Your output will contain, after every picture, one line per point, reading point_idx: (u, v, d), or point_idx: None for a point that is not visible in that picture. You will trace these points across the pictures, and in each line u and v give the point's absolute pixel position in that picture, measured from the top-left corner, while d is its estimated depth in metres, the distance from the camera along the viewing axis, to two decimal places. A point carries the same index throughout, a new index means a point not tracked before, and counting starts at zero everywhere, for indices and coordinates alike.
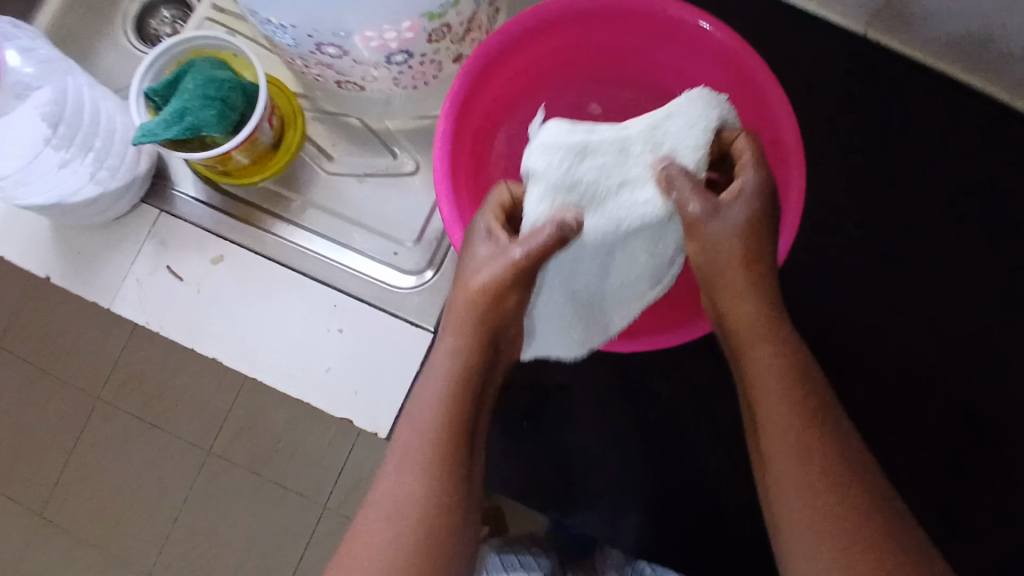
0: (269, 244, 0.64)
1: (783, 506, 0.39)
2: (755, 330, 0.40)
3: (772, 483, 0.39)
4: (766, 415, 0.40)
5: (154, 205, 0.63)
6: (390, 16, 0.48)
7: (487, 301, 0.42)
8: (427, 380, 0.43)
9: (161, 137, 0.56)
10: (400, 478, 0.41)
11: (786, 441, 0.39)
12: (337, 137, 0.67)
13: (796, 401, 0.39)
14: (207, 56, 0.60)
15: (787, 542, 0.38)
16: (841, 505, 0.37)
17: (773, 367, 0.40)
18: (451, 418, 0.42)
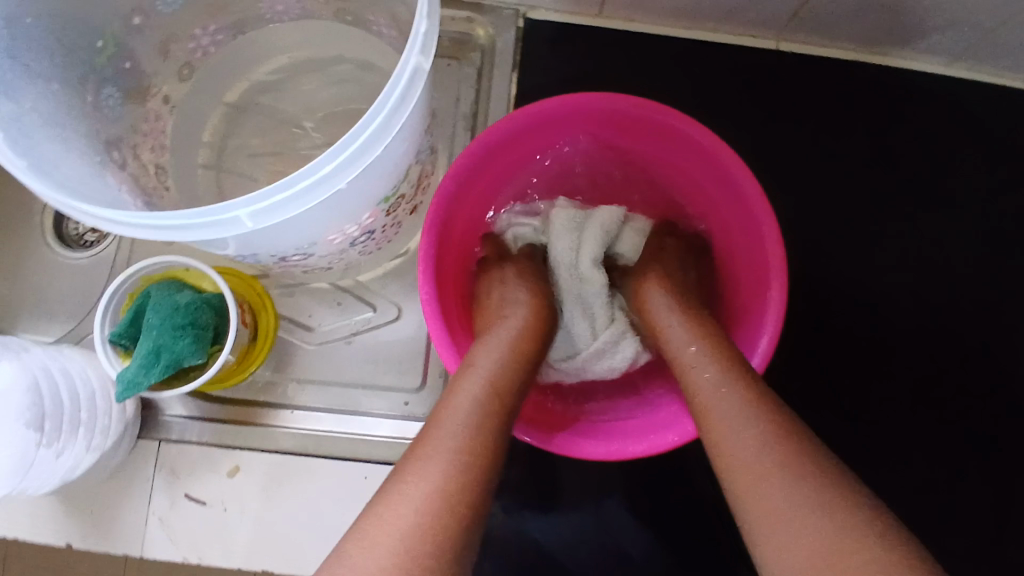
0: (280, 437, 0.62)
1: (753, 490, 0.41)
2: (695, 351, 0.50)
3: (720, 447, 0.44)
4: (703, 387, 0.47)
5: (151, 436, 0.62)
6: (350, 219, 0.47)
7: (520, 339, 0.52)
8: (465, 377, 0.47)
9: (145, 384, 0.55)
10: (441, 450, 0.42)
11: (725, 406, 0.45)
12: (310, 306, 0.65)
13: (727, 373, 0.47)
14: (161, 280, 0.58)
15: (758, 523, 0.40)
16: (801, 469, 0.40)
17: (712, 371, 0.47)
18: (495, 404, 0.46)
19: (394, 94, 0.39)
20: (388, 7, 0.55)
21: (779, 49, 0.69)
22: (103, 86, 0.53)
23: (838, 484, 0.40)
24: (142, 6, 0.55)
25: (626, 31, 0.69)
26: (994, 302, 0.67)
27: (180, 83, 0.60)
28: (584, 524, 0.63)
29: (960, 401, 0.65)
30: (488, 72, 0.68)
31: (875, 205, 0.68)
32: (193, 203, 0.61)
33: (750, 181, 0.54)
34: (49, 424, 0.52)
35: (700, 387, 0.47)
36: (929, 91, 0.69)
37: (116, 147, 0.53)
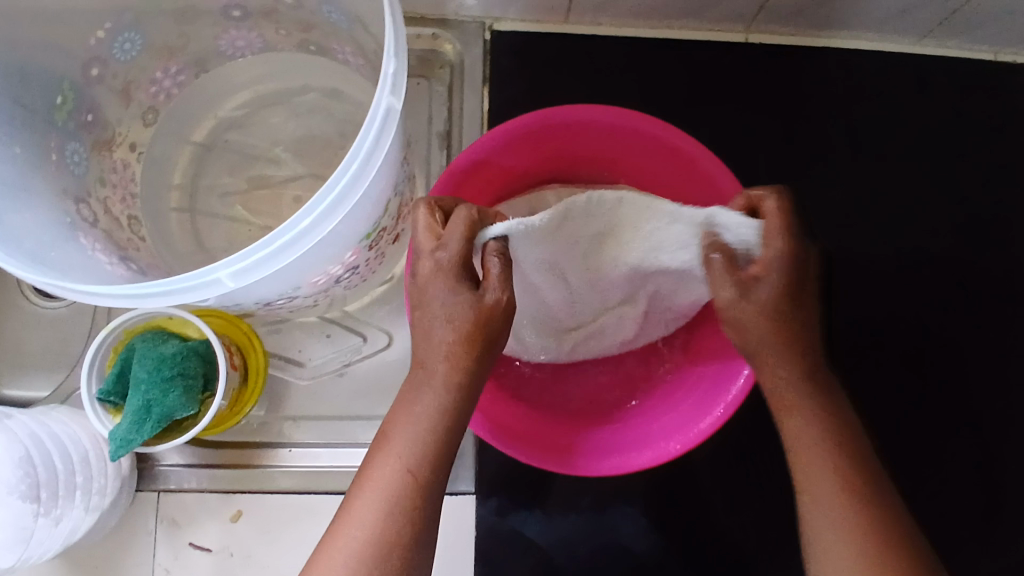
0: (281, 478, 0.62)
1: (828, 543, 0.44)
2: (793, 377, 0.47)
3: (802, 490, 0.46)
4: (795, 427, 0.47)
5: (148, 488, 0.61)
6: (334, 260, 0.47)
7: (454, 321, 0.45)
8: (408, 409, 0.46)
9: (138, 441, 0.54)
10: (391, 469, 0.44)
11: (813, 455, 0.46)
12: (298, 341, 0.64)
13: (819, 417, 0.47)
14: (145, 331, 0.57)
15: (828, 569, 0.44)
16: (875, 536, 0.44)
17: (812, 420, 0.47)
18: (424, 448, 0.45)
19: (369, 138, 0.38)
20: (351, 35, 0.54)
21: (748, 41, 0.69)
22: (68, 143, 0.52)
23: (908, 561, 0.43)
24: (97, 56, 0.54)
25: (594, 36, 0.68)
26: (979, 275, 0.68)
27: (145, 127, 0.59)
28: (594, 537, 0.62)
29: (953, 378, 0.66)
30: (459, 88, 0.67)
31: (856, 189, 0.68)
32: (169, 249, 0.60)
33: (733, 183, 0.55)
34: (44, 493, 0.51)
35: (797, 422, 0.47)
36: (898, 70, 0.70)
37: (84, 204, 0.52)
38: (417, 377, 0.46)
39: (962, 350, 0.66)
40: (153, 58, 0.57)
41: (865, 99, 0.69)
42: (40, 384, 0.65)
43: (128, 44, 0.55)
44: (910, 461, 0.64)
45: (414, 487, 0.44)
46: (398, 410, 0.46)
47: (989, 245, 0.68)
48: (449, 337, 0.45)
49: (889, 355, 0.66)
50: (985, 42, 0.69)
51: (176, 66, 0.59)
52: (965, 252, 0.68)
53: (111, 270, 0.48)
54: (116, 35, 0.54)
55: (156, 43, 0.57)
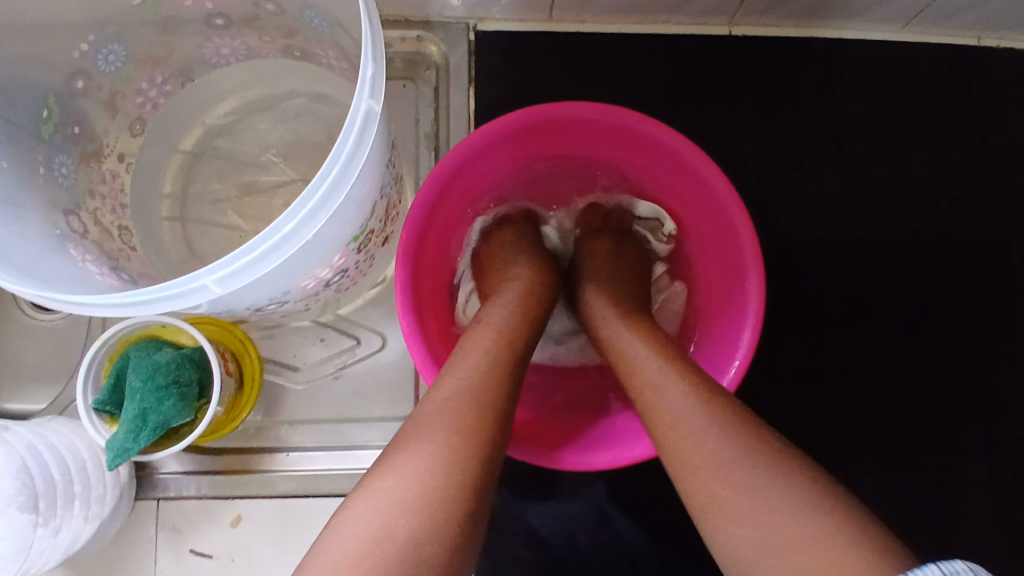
0: (279, 482, 0.62)
1: (708, 481, 0.40)
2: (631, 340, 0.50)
3: (670, 442, 0.43)
4: (646, 385, 0.46)
5: (148, 496, 0.61)
6: (321, 264, 0.47)
7: (518, 303, 0.51)
8: (455, 366, 0.45)
9: (135, 450, 0.54)
10: (440, 409, 0.42)
11: (668, 403, 0.44)
12: (293, 346, 0.64)
13: (674, 368, 0.46)
14: (139, 340, 0.57)
15: (726, 515, 0.39)
16: (741, 453, 0.40)
17: (650, 356, 0.48)
18: (480, 390, 0.43)
19: (348, 143, 0.38)
20: (333, 39, 0.54)
21: (732, 33, 0.69)
22: (55, 155, 0.53)
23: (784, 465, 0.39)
24: (81, 69, 0.54)
25: (578, 32, 0.68)
26: (965, 260, 0.68)
27: (133, 137, 0.59)
28: (592, 532, 0.62)
29: (943, 362, 0.66)
30: (445, 89, 0.68)
31: (844, 178, 0.68)
32: (160, 257, 0.60)
33: (718, 176, 0.55)
34: (43, 503, 0.51)
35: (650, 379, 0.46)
36: (882, 58, 0.70)
37: (74, 216, 0.52)
38: (470, 341, 0.47)
39: (951, 335, 0.67)
40: (138, 69, 0.58)
41: (851, 88, 0.69)
42: (38, 395, 0.66)
43: (112, 56, 0.55)
44: (901, 445, 0.65)
45: (471, 425, 0.41)
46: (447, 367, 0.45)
47: (977, 229, 0.69)
48: (510, 312, 0.50)
49: (879, 342, 0.66)
50: (969, 26, 0.69)
51: (161, 76, 0.59)
52: (952, 237, 0.68)
53: (101, 281, 0.49)
54: (99, 48, 0.54)
55: (140, 53, 0.57)
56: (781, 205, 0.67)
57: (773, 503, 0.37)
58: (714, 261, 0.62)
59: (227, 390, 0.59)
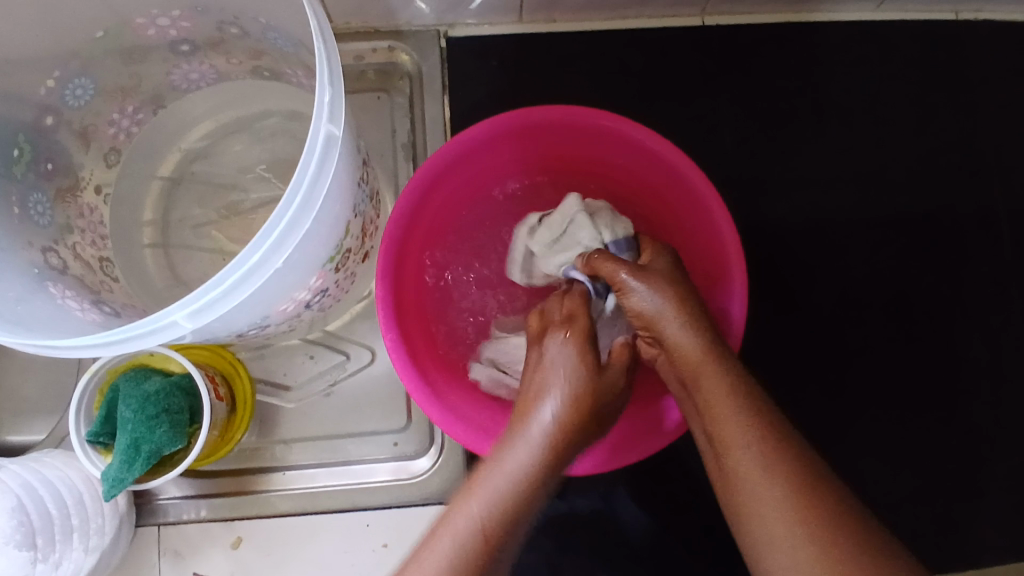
0: (277, 501, 0.62)
1: (764, 520, 0.43)
2: (700, 368, 0.48)
3: (742, 493, 0.44)
4: (720, 423, 0.46)
5: (149, 523, 0.62)
6: (299, 287, 0.47)
7: (576, 374, 0.48)
8: (518, 433, 0.46)
9: (131, 478, 0.54)
10: (470, 515, 0.44)
11: (749, 457, 0.44)
12: (284, 365, 0.65)
13: (748, 419, 0.45)
14: (128, 370, 0.58)
15: (755, 508, 0.43)
16: (822, 523, 0.41)
17: (726, 401, 0.46)
18: (522, 489, 0.44)
19: (309, 169, 0.38)
20: (299, 59, 0.54)
21: (705, 23, 0.68)
22: (29, 194, 0.53)
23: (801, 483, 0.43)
24: (50, 106, 0.54)
25: (550, 32, 0.68)
26: (951, 235, 0.68)
27: (109, 168, 0.60)
28: (592, 535, 0.62)
29: (934, 343, 0.66)
30: (419, 98, 0.67)
31: (824, 162, 0.68)
32: (144, 285, 0.60)
33: (692, 168, 0.55)
34: (41, 539, 0.52)
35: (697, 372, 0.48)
36: (858, 38, 0.69)
37: (52, 252, 0.53)
38: (529, 405, 0.48)
39: (940, 315, 0.67)
40: (107, 101, 0.58)
41: (828, 71, 0.69)
42: (37, 426, 0.66)
43: (80, 89, 0.56)
44: (898, 430, 0.65)
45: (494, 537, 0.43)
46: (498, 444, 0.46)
47: (962, 207, 0.68)
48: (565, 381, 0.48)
49: (869, 326, 0.66)
50: (945, 1, 0.69)
51: (132, 106, 0.59)
52: (939, 215, 0.68)
53: (80, 316, 0.49)
54: (66, 83, 0.55)
55: (108, 85, 0.57)
56: (763, 194, 0.67)
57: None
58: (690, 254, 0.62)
59: (219, 414, 0.59)
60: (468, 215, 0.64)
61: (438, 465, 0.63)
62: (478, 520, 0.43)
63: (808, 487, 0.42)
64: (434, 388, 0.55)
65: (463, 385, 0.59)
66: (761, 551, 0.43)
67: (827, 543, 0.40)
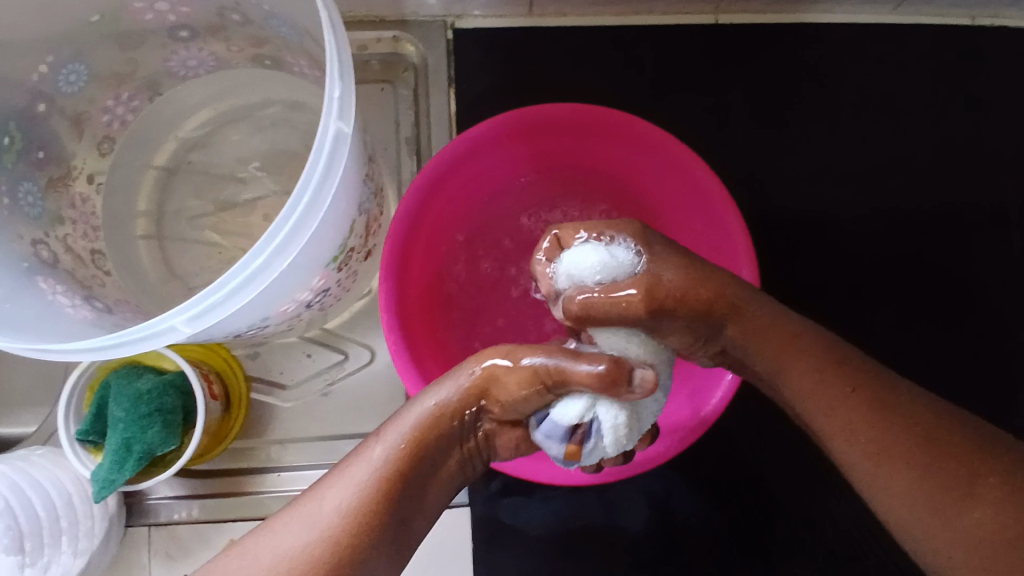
0: (272, 503, 0.61)
1: (878, 474, 0.43)
2: (776, 351, 0.46)
3: (838, 440, 0.44)
4: (850, 442, 0.44)
5: (139, 523, 0.60)
6: (302, 288, 0.45)
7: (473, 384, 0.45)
8: (406, 414, 0.46)
9: (121, 480, 0.53)
10: (346, 485, 0.43)
11: (828, 397, 0.44)
12: (281, 363, 0.63)
13: (885, 420, 0.43)
14: (120, 367, 0.56)
15: (869, 463, 0.43)
16: (941, 453, 0.42)
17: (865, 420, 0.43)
18: (391, 481, 0.44)
19: (316, 169, 0.37)
20: (303, 48, 0.52)
21: (719, 21, 0.66)
22: (20, 183, 0.51)
23: (925, 433, 0.43)
24: (43, 92, 0.52)
25: (560, 27, 0.66)
26: (972, 242, 0.66)
27: (102, 157, 0.57)
28: (591, 544, 0.61)
29: (952, 353, 0.64)
30: (425, 91, 0.65)
31: (841, 165, 0.66)
32: (137, 280, 0.58)
33: (707, 173, 0.54)
34: (29, 543, 0.51)
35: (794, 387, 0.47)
36: (877, 39, 0.67)
37: (42, 244, 0.51)
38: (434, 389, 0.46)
39: (958, 324, 0.65)
40: (102, 87, 0.56)
41: (846, 72, 0.67)
42: (29, 419, 0.64)
43: (74, 76, 0.54)
44: None
45: (350, 530, 0.42)
46: (387, 422, 0.46)
47: (977, 218, 0.66)
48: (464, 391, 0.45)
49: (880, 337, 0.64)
50: (962, 5, 0.66)
51: (127, 92, 0.57)
52: (960, 221, 0.66)
53: (72, 313, 0.47)
54: (59, 69, 0.52)
55: (104, 71, 0.55)
56: (777, 197, 0.65)
57: (937, 510, 0.42)
58: None
59: (213, 415, 0.58)
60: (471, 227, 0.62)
61: None
62: (383, 463, 0.44)
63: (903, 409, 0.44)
64: None
65: None
66: (903, 521, 0.43)
67: (949, 481, 0.42)
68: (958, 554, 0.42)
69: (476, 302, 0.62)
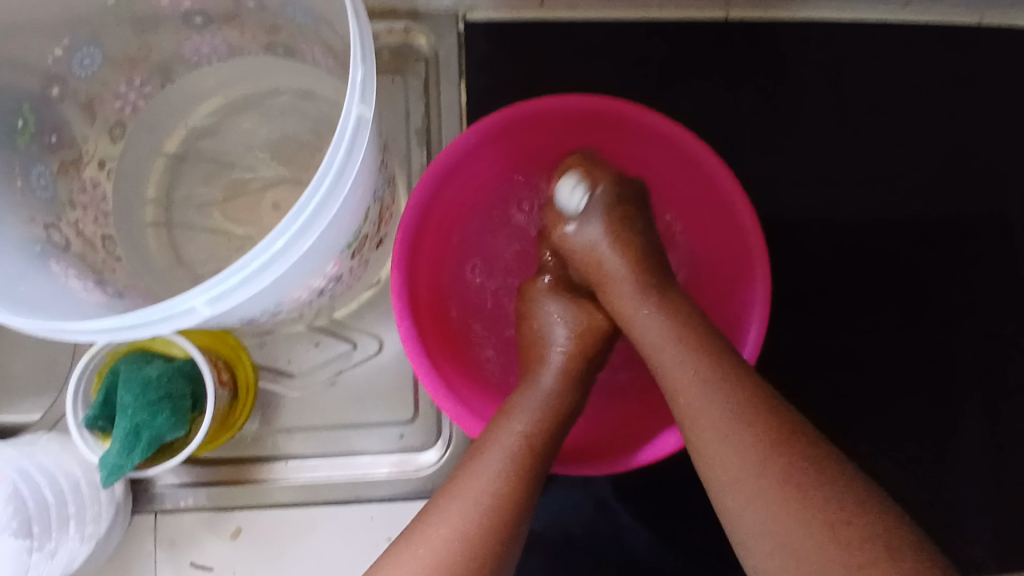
0: (277, 491, 0.60)
1: (716, 458, 0.43)
2: (644, 316, 0.49)
3: (689, 422, 0.44)
4: (702, 420, 0.44)
5: (145, 510, 0.60)
6: (316, 274, 0.45)
7: (572, 353, 0.52)
8: (528, 393, 0.50)
9: (129, 466, 0.53)
10: (491, 462, 0.46)
11: (686, 376, 0.45)
12: (288, 352, 0.63)
13: (736, 401, 0.43)
14: (128, 353, 0.56)
15: (708, 443, 0.43)
16: (782, 445, 0.42)
17: (720, 401, 0.44)
18: (532, 450, 0.47)
19: (338, 153, 0.37)
20: (318, 35, 0.52)
21: (729, 17, 0.67)
22: (32, 166, 0.51)
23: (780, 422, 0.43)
24: (57, 75, 0.52)
25: (571, 20, 0.66)
26: (976, 241, 0.66)
27: (113, 142, 0.57)
28: (595, 537, 0.61)
29: (955, 350, 0.65)
30: (436, 83, 0.65)
31: (848, 163, 0.66)
32: (146, 267, 0.58)
33: (721, 168, 0.54)
34: (36, 527, 0.51)
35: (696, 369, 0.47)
36: (886, 38, 0.67)
37: (54, 228, 0.51)
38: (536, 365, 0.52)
39: (960, 321, 0.65)
40: (115, 72, 0.56)
41: (854, 70, 0.67)
42: (35, 405, 0.64)
43: (88, 59, 0.53)
44: (913, 439, 0.63)
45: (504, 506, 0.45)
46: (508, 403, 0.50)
47: (981, 218, 0.66)
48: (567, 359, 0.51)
49: (883, 334, 0.64)
50: (970, 6, 0.67)
51: (140, 77, 0.57)
52: (965, 220, 0.66)
53: (84, 297, 0.47)
54: (74, 52, 0.53)
55: (117, 56, 0.55)
56: (784, 193, 0.65)
57: (765, 500, 0.41)
58: (713, 268, 0.61)
59: (221, 402, 0.57)
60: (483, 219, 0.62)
61: (443, 459, 0.61)
62: (521, 437, 0.47)
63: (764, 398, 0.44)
64: (449, 384, 0.54)
65: (477, 382, 0.57)
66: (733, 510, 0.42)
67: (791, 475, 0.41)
68: (773, 539, 0.40)
69: (485, 298, 0.62)
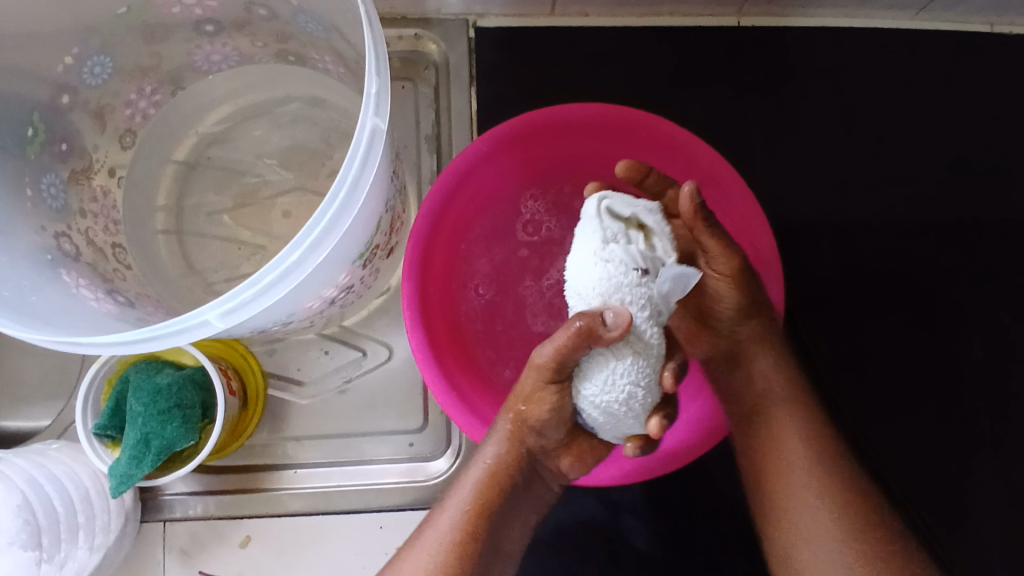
0: (286, 500, 0.60)
1: (798, 503, 0.49)
2: (758, 335, 0.53)
3: (775, 457, 0.51)
4: (775, 456, 0.51)
5: (155, 519, 0.60)
6: (328, 285, 0.45)
7: (505, 436, 0.49)
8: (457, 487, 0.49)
9: (139, 475, 0.53)
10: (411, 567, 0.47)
11: (775, 410, 0.52)
12: (298, 359, 0.62)
13: (807, 444, 0.51)
14: (139, 362, 0.56)
15: (791, 483, 0.50)
16: (847, 494, 0.49)
17: (800, 445, 0.50)
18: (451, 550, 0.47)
19: (353, 165, 0.37)
20: (330, 44, 0.52)
21: (740, 23, 0.66)
22: (43, 175, 0.51)
23: (841, 472, 0.50)
24: (67, 84, 0.52)
25: (582, 27, 0.66)
26: (991, 248, 0.66)
27: (123, 150, 0.57)
28: (607, 548, 0.60)
29: (969, 358, 0.64)
30: (446, 89, 0.65)
31: (861, 169, 0.66)
32: (157, 275, 0.58)
33: (733, 175, 0.54)
34: (46, 538, 0.51)
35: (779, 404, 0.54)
36: (899, 44, 0.67)
37: (65, 237, 0.51)
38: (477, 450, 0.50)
39: (975, 329, 0.64)
40: (126, 81, 0.55)
41: (866, 76, 0.66)
42: (44, 412, 0.64)
43: (98, 68, 0.53)
44: (928, 449, 0.63)
45: None
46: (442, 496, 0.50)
47: (996, 225, 0.66)
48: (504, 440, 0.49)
49: (897, 342, 0.64)
50: (983, 12, 0.67)
51: (150, 85, 0.57)
52: (979, 227, 0.66)
53: (95, 307, 0.47)
54: (84, 60, 0.52)
55: (128, 63, 0.55)
56: (797, 200, 0.65)
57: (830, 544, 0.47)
58: None
59: (231, 411, 0.57)
60: (493, 234, 0.62)
61: (454, 468, 0.61)
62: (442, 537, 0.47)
63: (829, 458, 0.50)
64: (460, 393, 0.53)
65: (487, 391, 0.57)
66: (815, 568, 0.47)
67: (846, 519, 0.48)
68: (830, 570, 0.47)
69: (495, 316, 0.61)
